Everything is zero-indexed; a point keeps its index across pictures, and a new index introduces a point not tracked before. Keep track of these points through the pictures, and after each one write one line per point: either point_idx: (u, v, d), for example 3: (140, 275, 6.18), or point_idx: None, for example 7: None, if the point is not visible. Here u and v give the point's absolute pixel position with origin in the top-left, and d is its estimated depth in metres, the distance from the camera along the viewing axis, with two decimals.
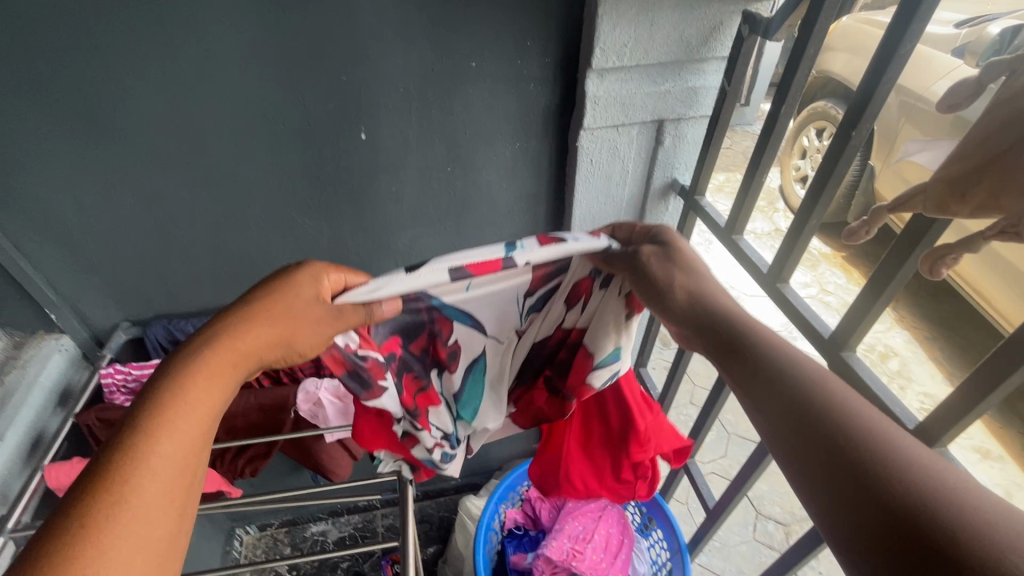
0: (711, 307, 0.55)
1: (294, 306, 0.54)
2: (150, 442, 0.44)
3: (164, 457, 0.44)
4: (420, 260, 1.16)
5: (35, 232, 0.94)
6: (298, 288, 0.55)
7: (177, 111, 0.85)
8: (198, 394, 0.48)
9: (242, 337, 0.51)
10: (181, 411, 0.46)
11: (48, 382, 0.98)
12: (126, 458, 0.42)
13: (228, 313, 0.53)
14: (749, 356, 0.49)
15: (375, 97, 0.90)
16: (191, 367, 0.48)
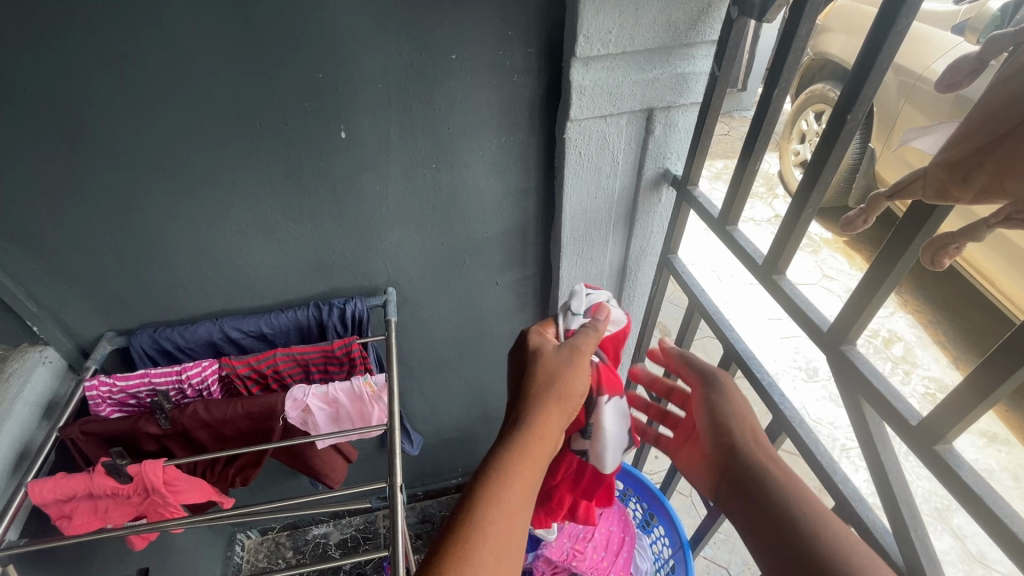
0: (759, 473, 0.68)
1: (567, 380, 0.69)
2: (490, 504, 0.57)
3: (499, 515, 0.56)
4: (409, 260, 1.13)
5: (10, 243, 0.91)
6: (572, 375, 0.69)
7: (148, 114, 0.82)
8: (522, 464, 0.61)
9: (539, 418, 0.65)
10: (512, 479, 0.59)
11: (32, 396, 0.98)
12: (479, 519, 0.56)
13: (526, 397, 0.67)
14: (781, 512, 0.63)
15: (354, 94, 0.87)
16: (535, 409, 0.65)
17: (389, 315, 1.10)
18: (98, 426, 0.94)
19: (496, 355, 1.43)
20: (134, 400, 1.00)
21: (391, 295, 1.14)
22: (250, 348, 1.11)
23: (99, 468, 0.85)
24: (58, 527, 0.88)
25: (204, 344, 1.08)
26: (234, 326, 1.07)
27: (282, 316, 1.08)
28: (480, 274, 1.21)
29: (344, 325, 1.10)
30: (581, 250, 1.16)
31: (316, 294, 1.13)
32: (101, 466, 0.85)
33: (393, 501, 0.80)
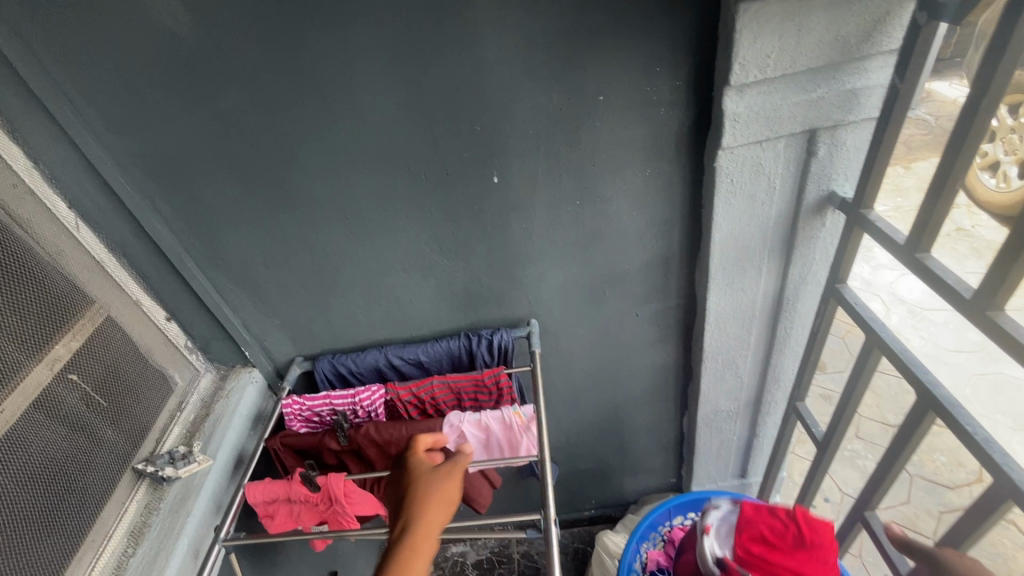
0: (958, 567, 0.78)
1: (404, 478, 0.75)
2: None
3: None
4: (550, 293, 1.17)
5: (234, 285, 1.12)
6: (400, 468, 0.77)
7: (338, 174, 0.96)
8: None
9: (420, 512, 0.70)
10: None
11: (245, 410, 1.18)
12: None
13: (418, 490, 0.72)
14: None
15: (506, 141, 0.93)
16: (415, 518, 0.69)
17: (534, 347, 1.14)
18: (294, 439, 1.10)
19: (634, 388, 1.40)
20: (317, 418, 1.15)
21: (534, 326, 1.18)
22: (409, 375, 1.22)
23: (297, 476, 1.00)
24: (263, 525, 1.03)
25: (372, 370, 1.21)
26: (396, 354, 1.19)
27: (437, 346, 1.18)
28: (620, 306, 1.20)
29: (491, 355, 1.17)
30: (731, 281, 1.10)
31: (465, 326, 1.22)
32: (299, 475, 0.99)
33: (547, 535, 0.81)
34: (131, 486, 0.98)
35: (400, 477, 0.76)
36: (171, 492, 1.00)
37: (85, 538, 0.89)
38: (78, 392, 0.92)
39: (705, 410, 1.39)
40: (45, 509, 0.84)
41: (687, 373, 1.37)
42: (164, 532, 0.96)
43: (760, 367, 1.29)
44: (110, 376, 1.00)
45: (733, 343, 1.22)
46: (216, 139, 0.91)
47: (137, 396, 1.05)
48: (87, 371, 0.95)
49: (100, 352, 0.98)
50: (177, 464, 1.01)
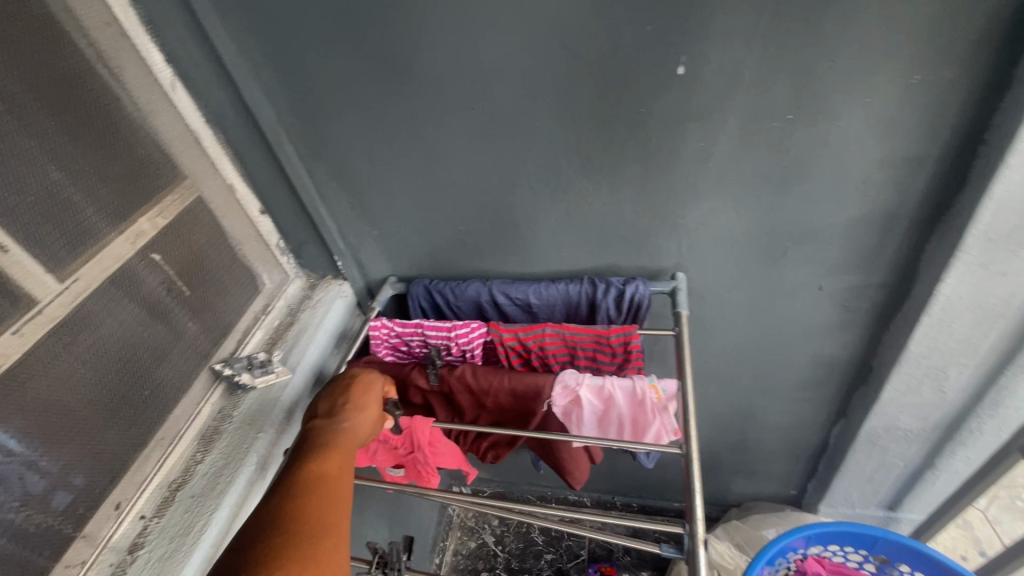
0: None
1: (370, 417, 0.77)
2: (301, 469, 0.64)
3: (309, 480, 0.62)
4: (711, 242, 0.89)
5: (334, 182, 0.96)
6: (369, 405, 0.78)
7: (473, 47, 0.74)
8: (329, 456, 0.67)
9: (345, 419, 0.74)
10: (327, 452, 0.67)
11: (331, 325, 1.06)
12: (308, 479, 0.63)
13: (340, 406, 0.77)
14: None
15: (710, 12, 0.65)
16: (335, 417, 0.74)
17: (680, 307, 0.89)
18: (378, 366, 0.96)
19: (782, 379, 1.11)
20: (405, 347, 1.00)
21: (680, 282, 0.93)
22: (512, 318, 1.02)
23: None
24: None
25: (472, 305, 1.03)
26: (502, 291, 1.00)
27: (552, 289, 0.97)
28: (800, 273, 0.91)
29: (617, 310, 0.94)
30: (992, 260, 0.76)
31: (590, 269, 0.99)
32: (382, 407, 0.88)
33: (694, 561, 0.61)
34: (206, 386, 0.90)
35: (363, 414, 0.77)
36: (246, 401, 0.90)
37: (154, 433, 0.81)
38: (160, 275, 0.82)
39: (875, 424, 1.07)
40: (116, 395, 0.76)
41: (861, 375, 1.06)
42: (233, 445, 0.84)
43: (977, 385, 0.96)
44: (195, 264, 0.89)
45: (954, 348, 0.89)
46: None
47: (221, 291, 0.95)
48: (172, 254, 0.85)
49: (187, 236, 0.88)
50: (254, 372, 0.91)
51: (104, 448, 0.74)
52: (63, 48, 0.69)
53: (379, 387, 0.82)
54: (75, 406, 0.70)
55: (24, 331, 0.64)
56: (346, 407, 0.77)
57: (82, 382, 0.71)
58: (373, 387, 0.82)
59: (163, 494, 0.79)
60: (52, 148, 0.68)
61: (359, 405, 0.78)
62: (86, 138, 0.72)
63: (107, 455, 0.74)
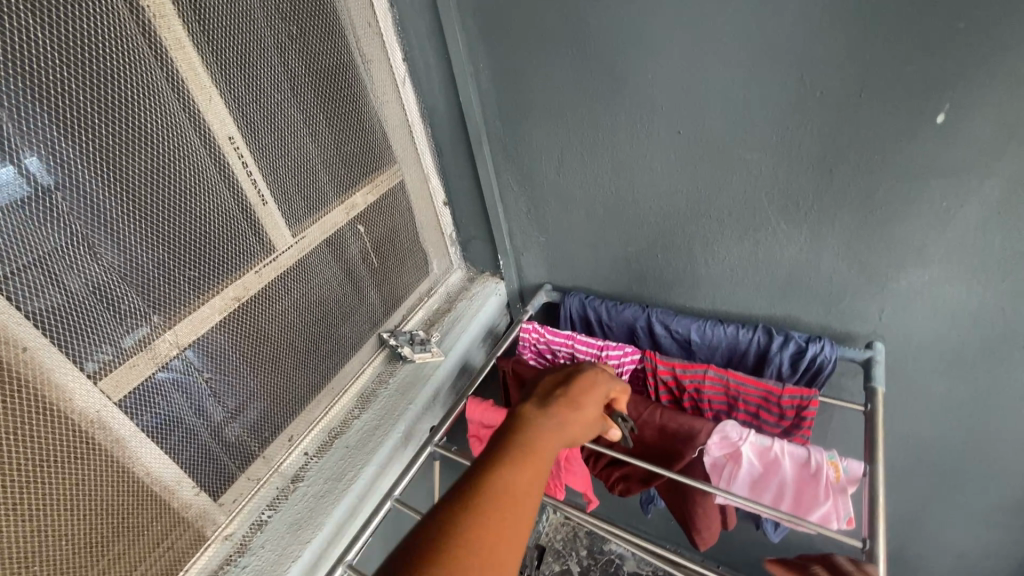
0: None
1: (590, 415, 0.58)
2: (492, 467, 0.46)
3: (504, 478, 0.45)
4: (926, 315, 0.77)
5: (518, 185, 1.01)
6: (584, 402, 0.59)
7: (696, 71, 0.73)
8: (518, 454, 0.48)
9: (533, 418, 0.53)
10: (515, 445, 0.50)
11: (483, 318, 1.11)
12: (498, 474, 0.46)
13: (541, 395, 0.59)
14: None
15: (1000, 58, 0.57)
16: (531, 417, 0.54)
17: (875, 381, 0.77)
18: (525, 369, 0.95)
19: (979, 494, 0.93)
20: (550, 355, 1.01)
21: (878, 352, 0.80)
22: (665, 349, 0.98)
23: None
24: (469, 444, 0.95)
25: (624, 327, 1.01)
26: (661, 320, 0.96)
27: (717, 330, 0.91)
28: None
29: (791, 367, 0.86)
30: None
31: (763, 317, 0.91)
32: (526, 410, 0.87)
33: None
34: (373, 350, 0.99)
35: (576, 410, 0.57)
36: (402, 372, 0.97)
37: (327, 383, 0.90)
38: (360, 244, 0.92)
39: None
40: (309, 342, 0.85)
41: None
42: (385, 410, 0.92)
43: None
44: (387, 239, 0.98)
45: None
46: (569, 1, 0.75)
47: (400, 267, 1.03)
48: (373, 227, 0.94)
49: (386, 213, 0.97)
50: (414, 347, 0.98)
51: (292, 385, 0.84)
52: (338, 40, 0.81)
53: (606, 387, 0.63)
54: (279, 344, 0.80)
55: (263, 272, 0.75)
56: (560, 400, 0.58)
57: (289, 324, 0.81)
58: (597, 387, 0.62)
59: (324, 438, 0.88)
60: (313, 122, 0.79)
61: (573, 402, 0.58)
62: (337, 121, 0.83)
63: (293, 392, 0.84)
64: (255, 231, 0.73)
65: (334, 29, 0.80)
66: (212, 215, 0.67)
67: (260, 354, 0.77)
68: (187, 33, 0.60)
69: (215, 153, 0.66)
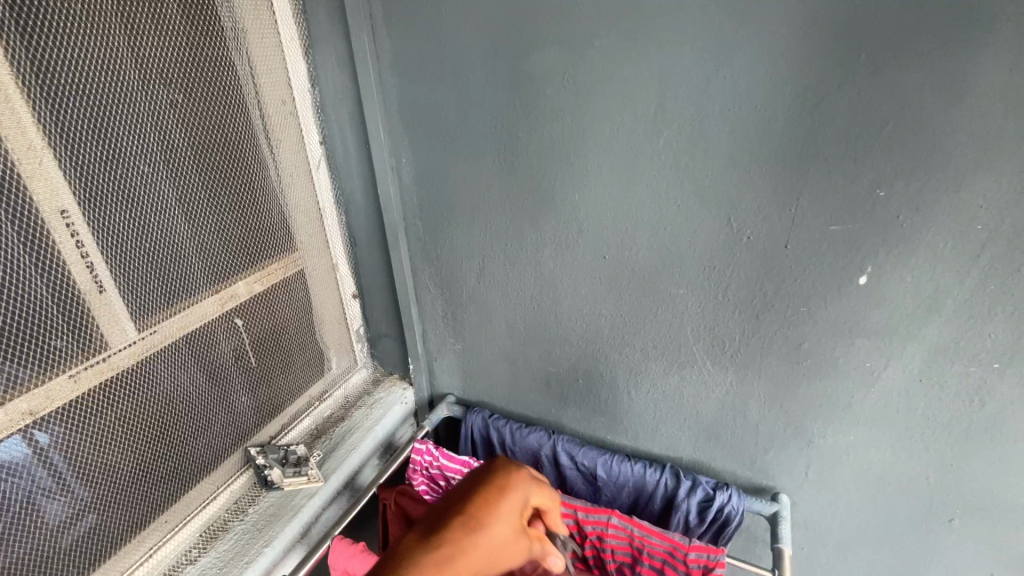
0: None
1: (497, 540, 0.48)
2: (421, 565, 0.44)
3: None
4: (852, 475, 0.72)
5: (435, 287, 0.91)
6: (499, 514, 0.50)
7: (624, 197, 0.69)
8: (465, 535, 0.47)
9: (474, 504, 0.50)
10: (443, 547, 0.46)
11: (382, 431, 0.96)
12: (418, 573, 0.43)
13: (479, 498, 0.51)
14: None
15: (920, 230, 0.56)
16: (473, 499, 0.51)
17: (784, 543, 0.69)
18: (412, 503, 0.81)
19: None
20: (443, 484, 0.88)
21: (784, 505, 0.75)
22: (571, 484, 0.87)
23: None
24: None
25: (529, 456, 0.90)
26: (567, 450, 0.86)
27: (625, 466, 0.82)
28: (967, 553, 0.70)
29: (698, 517, 0.77)
30: None
31: (687, 458, 0.83)
32: None
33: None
34: (234, 469, 0.81)
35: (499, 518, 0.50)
36: (266, 500, 0.80)
37: (158, 516, 0.71)
38: (235, 341, 0.78)
39: None
40: (137, 464, 0.67)
41: None
42: (235, 551, 0.74)
43: None
44: (272, 335, 0.84)
45: None
46: (500, 111, 0.72)
47: (288, 367, 0.88)
48: (255, 322, 0.81)
49: (277, 306, 0.84)
50: (286, 470, 0.82)
51: (102, 522, 0.64)
52: (237, 115, 0.72)
53: (523, 493, 0.54)
54: (88, 470, 0.62)
55: (80, 377, 0.59)
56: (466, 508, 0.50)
57: (109, 442, 0.64)
58: (511, 492, 0.53)
59: None
60: (189, 201, 0.67)
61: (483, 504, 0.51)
62: (223, 201, 0.72)
63: (100, 533, 0.64)
64: (79, 326, 0.57)
65: (232, 103, 0.71)
66: (18, 308, 0.51)
67: (57, 483, 0.59)
68: (16, 85, 0.49)
69: (33, 230, 0.52)
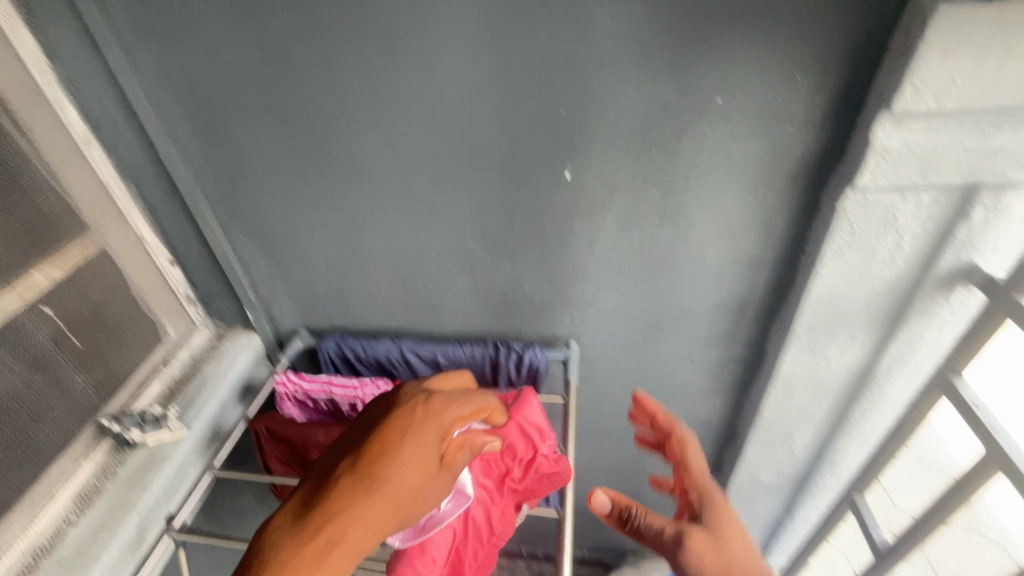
0: None
1: (404, 472, 0.64)
2: (371, 472, 0.63)
3: (404, 467, 0.64)
4: (599, 315, 1.01)
5: (251, 238, 0.99)
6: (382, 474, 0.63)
7: (388, 135, 0.82)
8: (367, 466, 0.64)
9: (383, 469, 0.63)
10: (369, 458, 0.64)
11: (235, 378, 1.05)
12: (376, 458, 0.64)
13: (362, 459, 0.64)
14: None
15: (591, 133, 0.78)
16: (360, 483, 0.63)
17: (570, 374, 0.98)
18: (281, 425, 0.94)
19: None
20: (311, 403, 1.02)
21: (572, 349, 1.02)
22: (420, 375, 1.07)
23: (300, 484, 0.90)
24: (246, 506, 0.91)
25: (381, 362, 1.07)
26: (411, 350, 1.05)
27: (456, 351, 1.04)
28: (674, 346, 1.04)
29: (515, 372, 1.02)
30: (814, 344, 0.92)
31: (494, 332, 1.07)
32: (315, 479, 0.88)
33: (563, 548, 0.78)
34: (90, 442, 0.86)
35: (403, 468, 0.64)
36: (133, 459, 0.87)
37: (20, 497, 0.77)
38: (49, 328, 0.82)
39: (742, 478, 1.21)
40: None
41: (729, 434, 1.20)
42: (116, 504, 0.83)
43: (819, 445, 1.11)
44: (89, 315, 0.88)
45: (797, 414, 1.04)
46: (256, 69, 0.78)
47: (116, 341, 0.93)
48: (65, 308, 0.84)
49: (85, 286, 0.87)
50: (147, 428, 0.88)
51: None
52: None
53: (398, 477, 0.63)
54: None
55: None
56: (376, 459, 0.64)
57: None
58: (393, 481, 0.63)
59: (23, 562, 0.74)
60: None
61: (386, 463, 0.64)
62: None
63: None
64: None
65: None
66: None
67: None
68: None
69: None
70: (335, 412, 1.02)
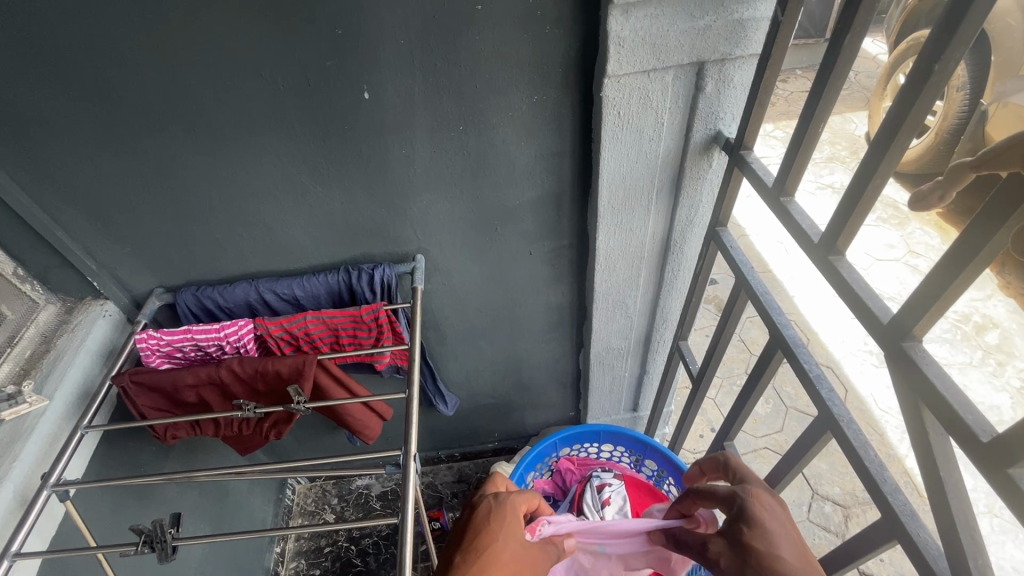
0: None
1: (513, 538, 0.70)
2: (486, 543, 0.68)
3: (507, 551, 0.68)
4: (438, 226, 1.10)
5: (68, 203, 0.97)
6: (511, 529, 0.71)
7: (177, 78, 0.82)
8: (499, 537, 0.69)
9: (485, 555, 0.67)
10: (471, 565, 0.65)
11: (93, 345, 1.05)
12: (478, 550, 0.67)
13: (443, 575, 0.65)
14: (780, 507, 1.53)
15: (375, 54, 0.83)
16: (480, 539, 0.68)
17: (417, 283, 1.08)
18: (148, 376, 0.99)
19: (530, 326, 1.38)
20: (180, 353, 1.06)
21: (419, 262, 1.12)
22: (284, 310, 1.14)
23: (198, 407, 1.04)
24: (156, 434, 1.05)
25: (243, 305, 1.12)
26: (269, 289, 1.10)
27: (312, 282, 1.10)
28: (512, 244, 1.16)
29: (371, 291, 1.10)
30: (620, 220, 1.08)
31: (347, 259, 1.13)
32: (215, 398, 1.03)
33: (409, 410, 0.85)
34: None
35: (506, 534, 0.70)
36: None
37: None
38: None
39: (599, 350, 1.41)
40: None
41: (583, 314, 1.37)
42: None
43: (650, 308, 1.32)
44: None
45: (623, 283, 1.22)
46: (15, 19, 0.75)
47: None
48: None
49: None
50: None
51: None
52: None
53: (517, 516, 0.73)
54: None
55: None
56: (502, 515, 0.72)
57: None
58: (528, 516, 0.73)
59: None
60: None
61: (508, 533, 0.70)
62: None
63: None
64: None
65: None
66: None
67: None
68: None
69: None
70: (206, 358, 1.08)
